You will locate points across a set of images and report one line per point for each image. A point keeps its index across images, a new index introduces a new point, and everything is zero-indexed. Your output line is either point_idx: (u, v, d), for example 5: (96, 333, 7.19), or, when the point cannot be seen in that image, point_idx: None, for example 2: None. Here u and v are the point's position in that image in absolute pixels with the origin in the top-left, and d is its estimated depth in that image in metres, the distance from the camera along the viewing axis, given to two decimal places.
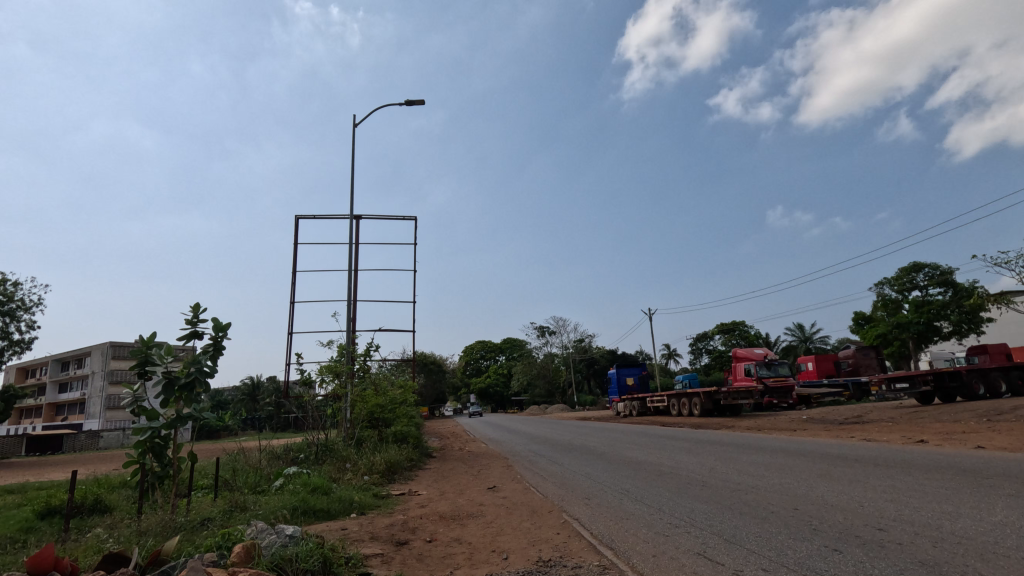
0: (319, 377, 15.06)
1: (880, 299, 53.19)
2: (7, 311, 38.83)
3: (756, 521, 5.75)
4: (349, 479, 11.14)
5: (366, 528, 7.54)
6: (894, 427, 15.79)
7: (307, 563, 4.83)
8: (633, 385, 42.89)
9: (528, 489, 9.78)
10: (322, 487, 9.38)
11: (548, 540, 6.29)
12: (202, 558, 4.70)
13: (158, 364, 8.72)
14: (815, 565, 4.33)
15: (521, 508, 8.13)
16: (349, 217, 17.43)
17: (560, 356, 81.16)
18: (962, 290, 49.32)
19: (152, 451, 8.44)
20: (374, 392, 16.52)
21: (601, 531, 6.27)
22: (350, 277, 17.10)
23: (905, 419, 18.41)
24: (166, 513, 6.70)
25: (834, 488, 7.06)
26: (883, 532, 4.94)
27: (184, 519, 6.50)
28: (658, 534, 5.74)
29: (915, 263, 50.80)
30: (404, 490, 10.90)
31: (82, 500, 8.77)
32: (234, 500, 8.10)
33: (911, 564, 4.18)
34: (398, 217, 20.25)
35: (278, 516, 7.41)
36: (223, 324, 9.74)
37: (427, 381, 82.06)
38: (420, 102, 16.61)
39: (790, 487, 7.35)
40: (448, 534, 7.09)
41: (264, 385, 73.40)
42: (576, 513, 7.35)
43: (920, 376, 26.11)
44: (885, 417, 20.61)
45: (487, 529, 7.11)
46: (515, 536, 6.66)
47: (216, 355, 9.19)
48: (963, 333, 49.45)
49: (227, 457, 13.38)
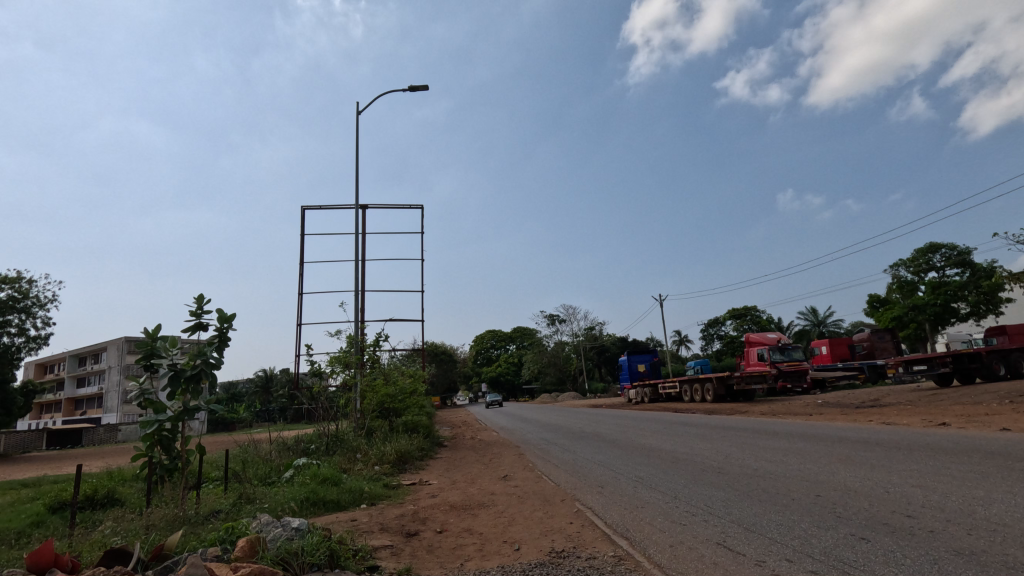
0: (330, 368, 15.15)
1: (896, 281, 52.33)
2: (23, 308, 39.31)
3: (777, 508, 5.54)
4: (360, 469, 11.07)
5: (375, 519, 7.43)
6: (913, 410, 15.42)
7: (313, 557, 4.73)
8: (644, 371, 42.75)
9: (540, 478, 9.66)
10: (331, 478, 9.30)
11: (561, 530, 6.12)
12: (204, 553, 4.57)
13: (163, 356, 8.64)
14: (841, 555, 4.12)
15: (534, 498, 7.99)
16: (354, 206, 17.23)
17: (570, 344, 80.94)
18: (980, 271, 48.42)
19: (160, 444, 8.37)
20: (384, 382, 16.47)
21: (615, 520, 6.10)
22: (357, 268, 16.99)
23: (924, 402, 18.02)
24: (174, 507, 6.65)
25: (856, 474, 6.81)
26: (912, 520, 4.71)
27: (192, 513, 6.43)
28: (675, 523, 5.56)
29: (932, 244, 49.78)
30: (415, 480, 10.81)
31: (91, 494, 8.74)
32: (243, 493, 8.07)
33: (946, 553, 3.94)
34: (403, 206, 19.98)
35: (284, 509, 7.25)
36: (228, 315, 9.63)
37: (438, 371, 82.38)
38: (424, 86, 16.29)
39: (811, 474, 7.11)
40: (459, 524, 6.95)
41: (276, 377, 73.98)
42: (588, 501, 7.20)
43: (939, 358, 25.59)
44: (905, 400, 20.25)
45: (499, 519, 6.96)
46: (527, 526, 6.50)
47: (222, 346, 9.10)
48: (981, 315, 48.59)
49: (238, 448, 13.40)
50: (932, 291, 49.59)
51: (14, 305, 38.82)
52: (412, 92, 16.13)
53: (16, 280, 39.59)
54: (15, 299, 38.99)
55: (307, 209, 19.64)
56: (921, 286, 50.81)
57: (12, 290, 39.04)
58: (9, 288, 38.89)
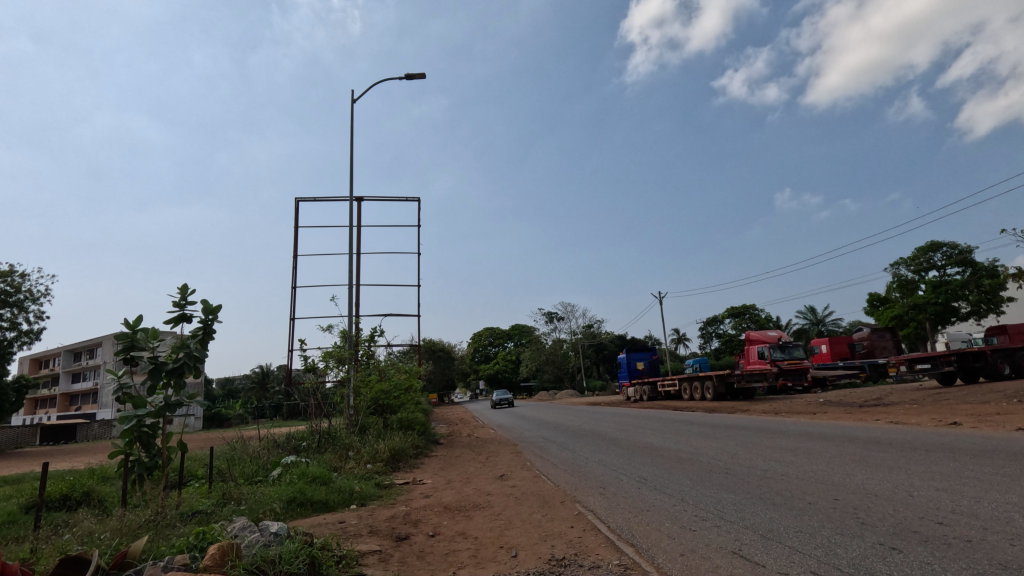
0: (324, 364, 14.71)
1: (896, 280, 51.97)
2: (14, 303, 38.79)
3: (794, 513, 5.17)
4: (351, 468, 10.66)
5: (365, 521, 7.04)
6: (920, 410, 15.06)
7: (290, 567, 4.32)
8: (643, 369, 42.35)
9: (538, 477, 9.28)
10: (321, 478, 8.87)
11: (561, 535, 5.74)
12: (171, 562, 4.17)
13: (144, 349, 8.23)
14: (874, 567, 3.73)
15: (531, 499, 7.61)
16: (348, 198, 16.84)
17: (569, 341, 80.50)
18: (981, 270, 48.07)
19: (139, 441, 7.94)
20: (378, 378, 16.00)
21: (619, 525, 5.70)
22: (351, 262, 16.58)
23: (929, 401, 17.72)
24: (146, 510, 6.24)
25: (873, 476, 6.43)
26: (944, 527, 4.33)
27: (164, 515, 6.05)
28: (684, 529, 5.17)
29: (933, 242, 49.44)
30: (408, 479, 10.43)
31: (68, 493, 8.37)
32: (227, 494, 7.69)
33: (990, 566, 3.56)
34: (400, 200, 19.66)
35: (262, 515, 6.77)
36: (213, 306, 9.20)
37: (435, 368, 81.92)
38: (420, 75, 15.90)
39: (824, 475, 6.74)
40: (453, 527, 6.57)
41: (272, 373, 73.41)
42: (590, 503, 6.83)
43: (943, 357, 25.27)
44: (909, 398, 19.93)
45: (495, 522, 6.59)
46: (525, 530, 6.11)
47: (206, 338, 8.69)
48: (982, 314, 48.30)
49: (226, 446, 12.92)
50: (933, 289, 49.25)
51: (6, 300, 38.28)
52: (409, 80, 15.70)
53: (8, 274, 39.08)
54: (7, 293, 38.47)
55: (301, 201, 19.17)
56: (922, 285, 50.48)
57: (5, 284, 38.52)
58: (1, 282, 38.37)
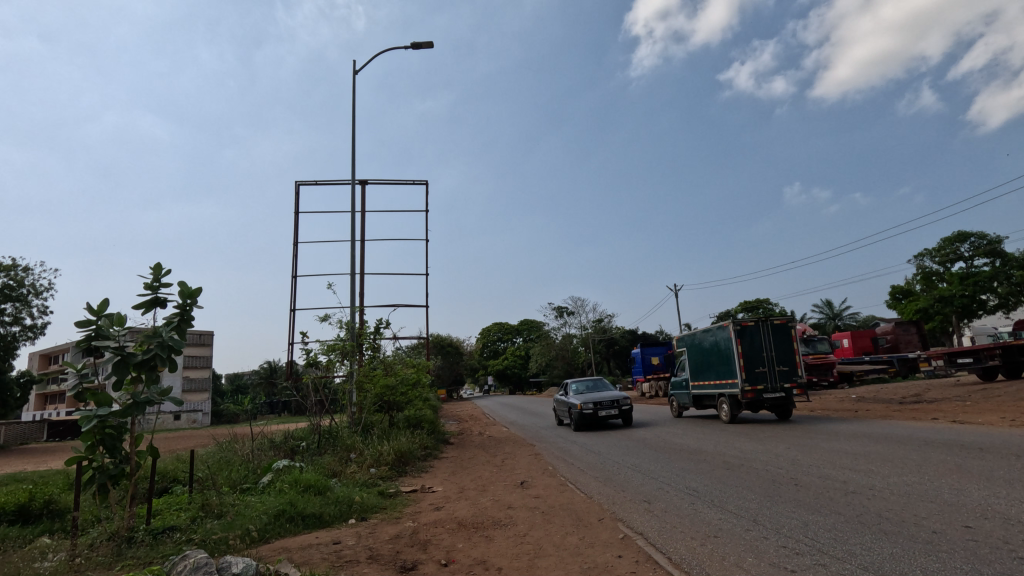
0: (326, 358, 13.57)
1: (920, 272, 50.31)
2: (17, 297, 38.04)
3: (924, 548, 3.93)
4: (352, 472, 9.54)
5: (363, 541, 5.88)
6: (978, 407, 13.60)
7: None
8: (658, 364, 41.14)
9: (565, 486, 8.10)
10: (315, 486, 7.69)
11: (609, 569, 4.52)
12: None
13: (109, 338, 7.04)
14: None
15: (563, 515, 6.39)
16: (351, 181, 15.67)
17: (579, 337, 77.89)
18: (1012, 260, 46.05)
19: (103, 445, 6.77)
20: (383, 373, 14.70)
21: (683, 557, 4.49)
22: (355, 248, 15.53)
23: (977, 398, 16.33)
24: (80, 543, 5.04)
25: (994, 492, 5.15)
26: None
27: (100, 554, 4.84)
28: (778, 569, 3.93)
29: (961, 232, 47.51)
30: (416, 486, 9.23)
31: (25, 504, 7.30)
32: (206, 509, 6.52)
33: None
34: (405, 180, 18.76)
35: (235, 538, 5.55)
36: (192, 290, 8.07)
37: (444, 364, 80.48)
38: (427, 43, 14.61)
39: (927, 490, 5.44)
40: (470, 553, 5.36)
41: (280, 368, 72.36)
42: (636, 524, 5.60)
43: (987, 351, 23.53)
44: (953, 395, 18.50)
45: (521, 548, 5.36)
46: (562, 560, 4.88)
47: (183, 325, 7.55)
48: (1012, 307, 46.21)
49: (218, 444, 11.94)
50: (960, 281, 47.47)
51: (10, 293, 37.57)
52: (416, 49, 14.45)
53: (13, 267, 38.47)
54: (10, 287, 37.75)
55: (303, 185, 18.17)
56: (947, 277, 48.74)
57: (7, 277, 37.80)
58: (3, 276, 37.67)
